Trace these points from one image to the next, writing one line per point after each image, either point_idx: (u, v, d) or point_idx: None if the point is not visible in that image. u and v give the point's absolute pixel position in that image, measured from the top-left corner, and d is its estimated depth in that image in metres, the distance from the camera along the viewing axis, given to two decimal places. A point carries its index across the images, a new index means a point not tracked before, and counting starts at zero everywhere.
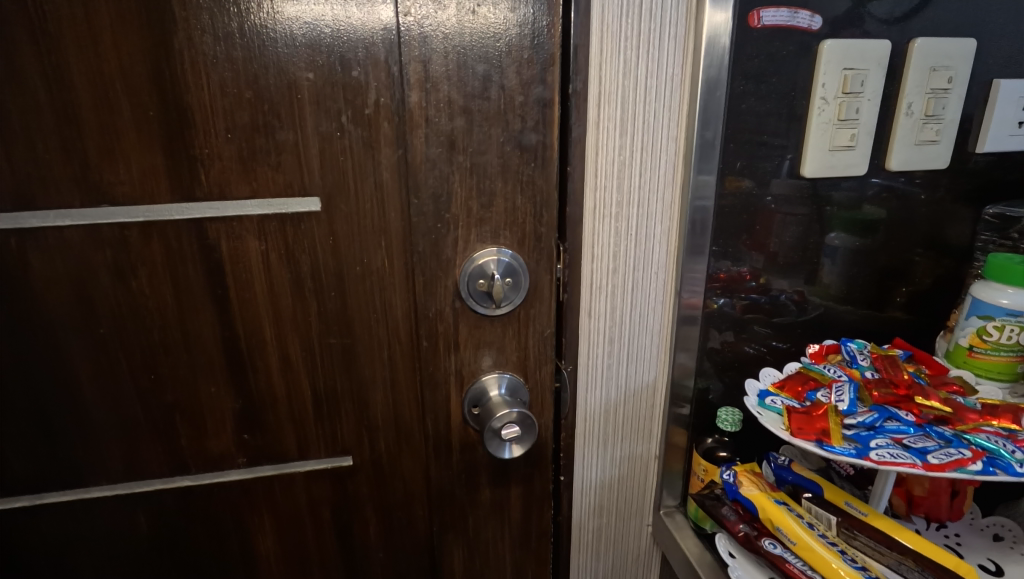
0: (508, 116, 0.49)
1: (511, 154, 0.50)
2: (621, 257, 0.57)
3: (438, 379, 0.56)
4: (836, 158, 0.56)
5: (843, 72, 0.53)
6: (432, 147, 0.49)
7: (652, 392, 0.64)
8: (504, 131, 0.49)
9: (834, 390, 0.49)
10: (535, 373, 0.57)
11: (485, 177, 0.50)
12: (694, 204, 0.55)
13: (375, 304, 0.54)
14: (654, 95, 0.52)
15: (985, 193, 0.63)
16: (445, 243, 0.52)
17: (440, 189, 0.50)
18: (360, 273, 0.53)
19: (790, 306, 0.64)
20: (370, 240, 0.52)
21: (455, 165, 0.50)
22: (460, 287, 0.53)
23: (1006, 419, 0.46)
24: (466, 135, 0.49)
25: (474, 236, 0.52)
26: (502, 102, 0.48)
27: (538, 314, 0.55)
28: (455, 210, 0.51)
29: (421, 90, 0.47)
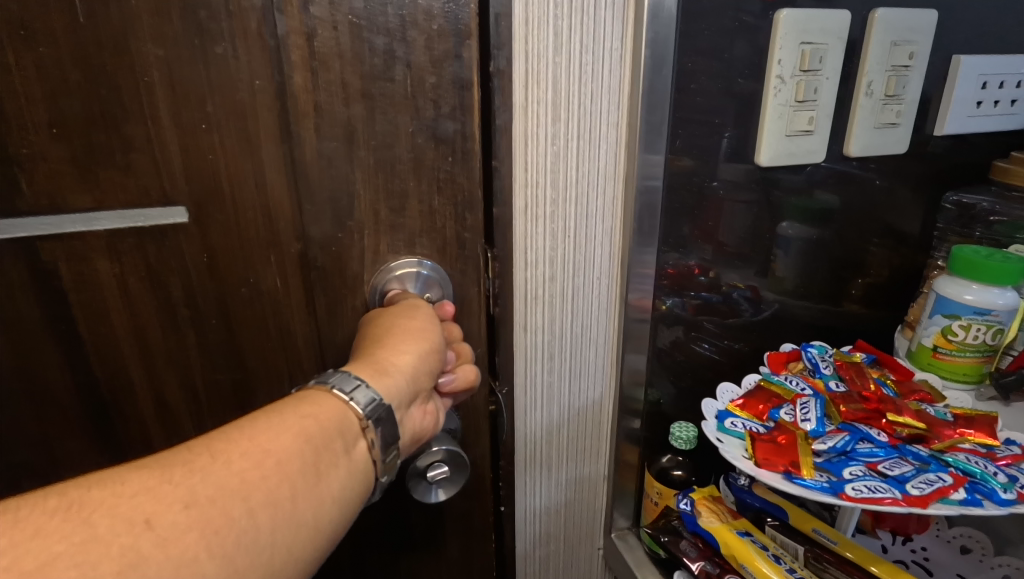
0: (418, 101, 0.40)
1: (425, 146, 0.41)
2: (560, 260, 0.49)
3: None
4: (793, 144, 0.51)
5: (800, 47, 0.47)
6: (326, 139, 0.40)
7: (599, 409, 0.57)
8: (414, 118, 0.40)
9: (799, 408, 0.44)
10: (467, 398, 0.50)
11: (395, 174, 0.42)
12: (642, 185, 0.48)
13: (270, 330, 0.45)
14: (593, 72, 0.44)
15: (941, 179, 0.59)
16: (350, 255, 0.43)
17: (339, 190, 0.41)
18: (247, 295, 0.43)
19: (743, 305, 0.58)
20: (257, 255, 0.42)
21: (357, 161, 0.41)
22: (371, 307, 0.45)
23: (984, 433, 0.42)
24: (367, 125, 0.40)
25: (385, 244, 0.44)
26: (410, 83, 0.40)
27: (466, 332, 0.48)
28: (360, 215, 0.42)
29: (307, 70, 0.38)
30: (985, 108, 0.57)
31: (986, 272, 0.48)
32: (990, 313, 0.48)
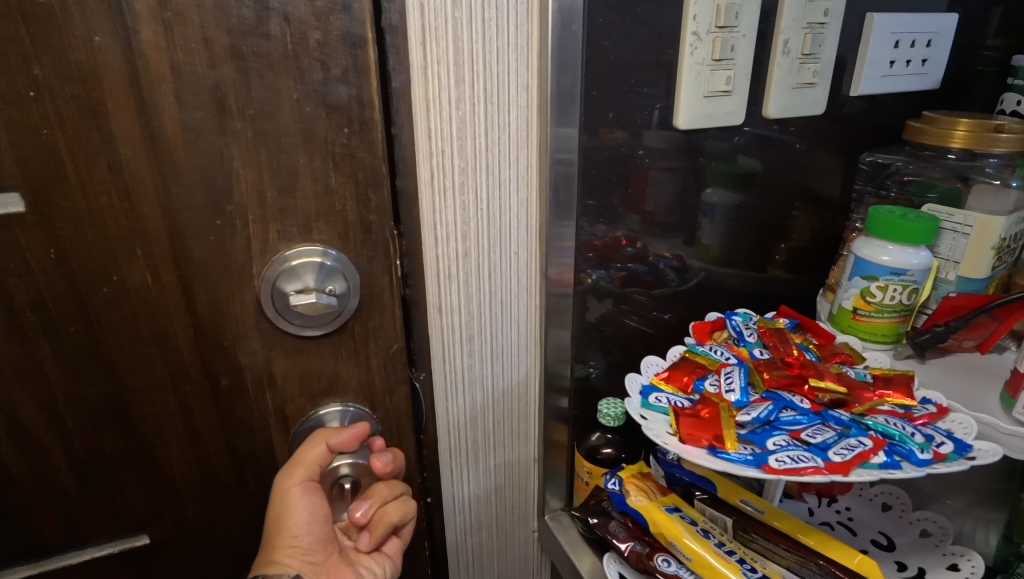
0: (302, 62, 0.34)
1: (314, 116, 0.36)
2: (473, 237, 0.46)
3: (253, 425, 0.43)
4: (711, 106, 0.48)
5: (716, 2, 0.44)
6: (192, 108, 0.33)
7: (524, 390, 0.55)
8: (299, 82, 0.35)
9: (723, 378, 0.43)
10: (386, 400, 0.46)
11: (281, 147, 0.36)
12: (555, 159, 0.45)
13: (144, 336, 0.39)
14: (499, 32, 0.40)
15: (858, 141, 0.59)
16: (234, 245, 0.37)
17: (213, 168, 0.35)
18: (110, 296, 0.37)
19: (670, 275, 0.57)
20: (121, 250, 0.36)
21: (231, 135, 0.35)
22: (263, 302, 0.39)
23: (902, 393, 0.41)
24: (241, 90, 0.34)
25: (274, 233, 0.38)
26: (289, 40, 0.34)
27: (377, 322, 0.43)
28: (241, 198, 0.36)
29: (156, 22, 0.31)
30: (898, 69, 0.57)
31: (902, 232, 0.48)
32: (905, 273, 0.49)
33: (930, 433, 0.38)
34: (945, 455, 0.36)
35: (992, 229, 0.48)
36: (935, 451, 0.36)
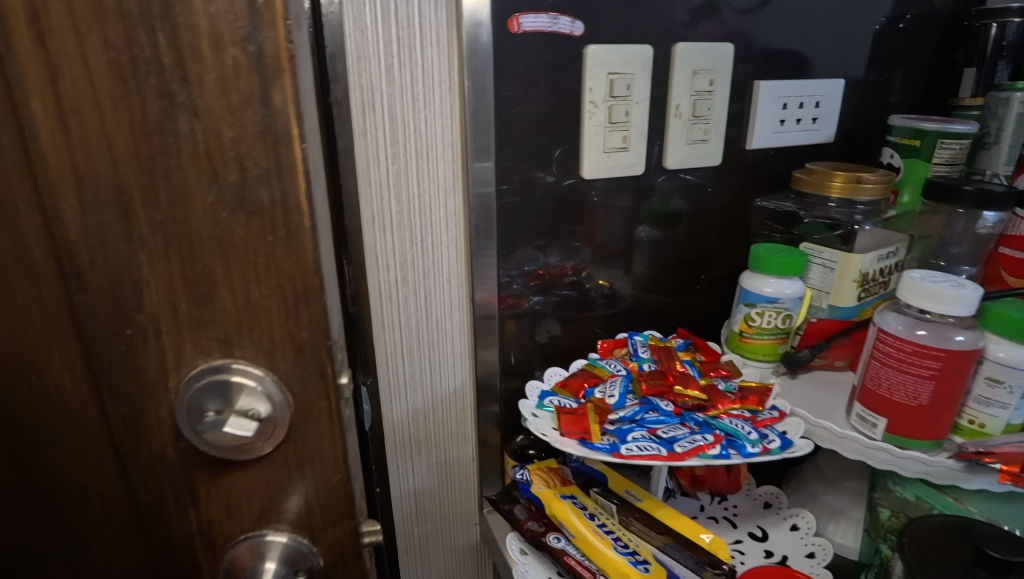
0: (215, 162, 0.27)
1: (231, 221, 0.28)
2: (411, 266, 0.55)
3: (175, 548, 0.35)
4: (612, 159, 0.57)
5: (608, 76, 0.54)
6: (92, 210, 0.28)
7: (462, 397, 0.63)
8: (212, 183, 0.27)
9: (608, 386, 0.52)
10: (327, 533, 0.35)
11: (193, 249, 0.28)
12: (476, 191, 0.54)
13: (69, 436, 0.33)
14: (425, 105, 0.50)
15: (749, 189, 0.67)
16: (142, 357, 0.30)
17: (118, 276, 0.29)
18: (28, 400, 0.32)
19: (598, 301, 0.65)
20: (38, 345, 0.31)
21: (138, 241, 0.28)
22: (180, 418, 0.31)
23: (752, 401, 0.51)
24: (149, 190, 0.27)
25: (190, 345, 0.30)
26: (200, 138, 0.27)
27: (316, 457, 0.33)
28: (151, 307, 0.29)
29: (52, 120, 0.26)
30: (789, 126, 0.66)
31: (777, 266, 0.57)
32: (778, 301, 0.57)
33: (763, 432, 0.47)
34: (770, 449, 0.45)
35: (852, 265, 0.57)
36: (762, 445, 0.46)
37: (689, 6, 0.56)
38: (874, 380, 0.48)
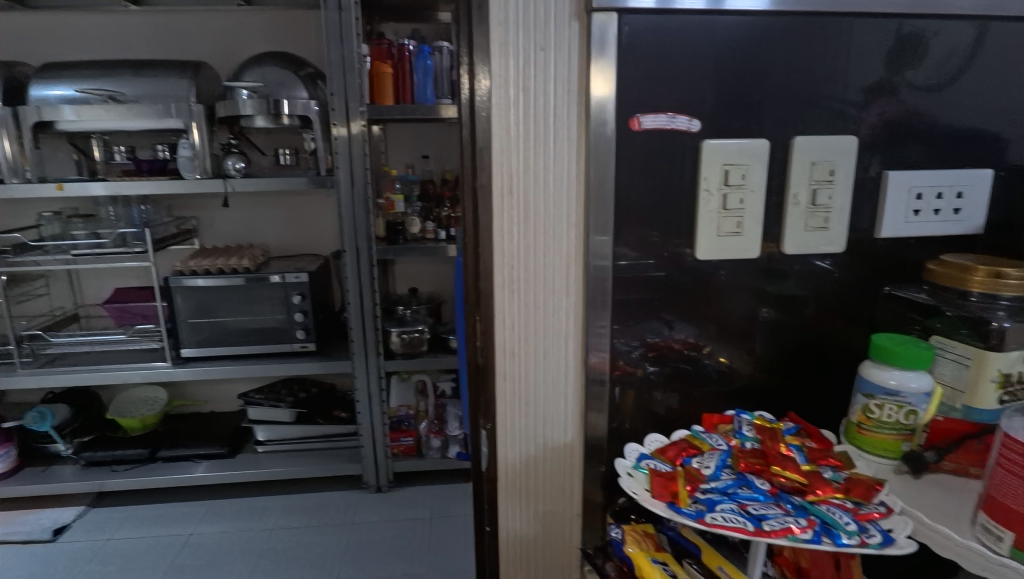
0: None
1: None
2: (532, 327, 0.62)
3: None
4: (725, 243, 0.63)
5: (723, 167, 0.61)
6: None
7: (570, 453, 0.66)
8: None
9: (705, 458, 0.54)
10: None
11: None
12: (595, 263, 0.60)
13: None
14: (553, 189, 0.59)
15: (881, 276, 0.68)
16: None
17: None
18: None
19: (715, 376, 0.69)
20: None
21: None
22: None
23: (858, 493, 0.49)
24: None
25: None
26: None
27: None
28: None
29: None
30: (926, 217, 0.66)
31: (900, 357, 0.55)
32: (899, 393, 0.55)
33: (864, 526, 0.46)
34: (869, 543, 0.44)
35: (988, 364, 0.55)
36: (860, 538, 0.44)
37: (810, 105, 0.63)
38: (999, 488, 0.45)
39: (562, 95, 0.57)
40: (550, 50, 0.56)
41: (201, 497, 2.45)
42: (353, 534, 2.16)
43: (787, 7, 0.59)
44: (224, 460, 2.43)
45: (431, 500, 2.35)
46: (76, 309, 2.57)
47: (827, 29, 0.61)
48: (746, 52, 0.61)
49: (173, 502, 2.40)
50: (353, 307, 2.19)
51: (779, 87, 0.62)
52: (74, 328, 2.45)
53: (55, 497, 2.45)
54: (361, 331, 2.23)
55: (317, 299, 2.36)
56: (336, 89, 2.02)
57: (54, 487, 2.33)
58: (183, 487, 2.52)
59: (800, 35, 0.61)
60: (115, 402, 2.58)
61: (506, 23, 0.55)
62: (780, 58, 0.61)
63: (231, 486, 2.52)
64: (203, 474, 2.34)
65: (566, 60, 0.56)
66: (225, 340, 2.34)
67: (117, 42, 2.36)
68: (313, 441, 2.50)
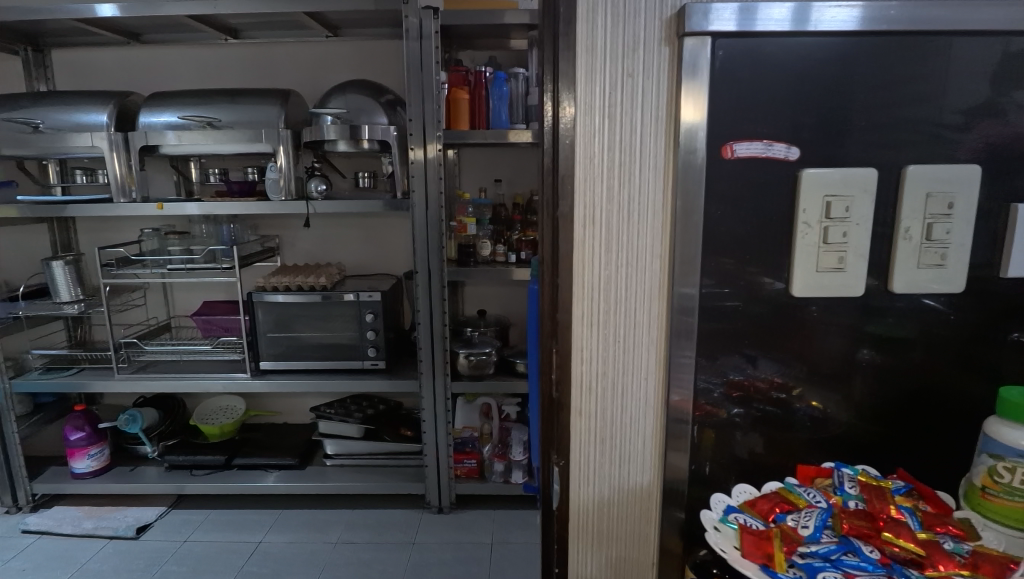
0: None
1: None
2: (611, 361, 0.59)
3: None
4: (825, 279, 0.60)
5: (824, 198, 0.58)
6: None
7: (646, 496, 0.63)
8: None
9: (802, 515, 0.49)
10: None
11: None
12: (679, 293, 0.58)
13: None
14: (637, 219, 0.57)
15: (1008, 318, 0.62)
16: None
17: None
18: None
19: (807, 424, 0.65)
20: None
21: None
22: None
23: (987, 571, 0.44)
24: None
25: None
26: None
27: None
28: None
29: None
30: None
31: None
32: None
33: None
34: None
35: None
36: None
37: (918, 133, 0.59)
38: None
39: (649, 123, 0.55)
40: (638, 77, 0.55)
41: (271, 507, 2.53)
42: (414, 554, 2.16)
43: (880, 26, 0.55)
44: (294, 471, 2.50)
45: (492, 526, 2.32)
46: (168, 319, 2.74)
47: (929, 48, 0.57)
48: (833, 71, 0.57)
49: (245, 510, 2.48)
50: (423, 327, 2.23)
51: (864, 108, 0.58)
52: (167, 338, 2.61)
53: (140, 497, 2.59)
54: (429, 352, 2.26)
55: (388, 318, 2.42)
56: (414, 115, 2.08)
57: (141, 487, 2.47)
58: (254, 496, 2.61)
59: (906, 52, 0.57)
60: (198, 409, 2.72)
61: (592, 49, 0.54)
62: (883, 80, 0.58)
63: (299, 498, 2.58)
64: (274, 484, 2.42)
65: (655, 87, 0.55)
66: (300, 355, 2.42)
67: (216, 73, 2.54)
68: (379, 458, 2.53)
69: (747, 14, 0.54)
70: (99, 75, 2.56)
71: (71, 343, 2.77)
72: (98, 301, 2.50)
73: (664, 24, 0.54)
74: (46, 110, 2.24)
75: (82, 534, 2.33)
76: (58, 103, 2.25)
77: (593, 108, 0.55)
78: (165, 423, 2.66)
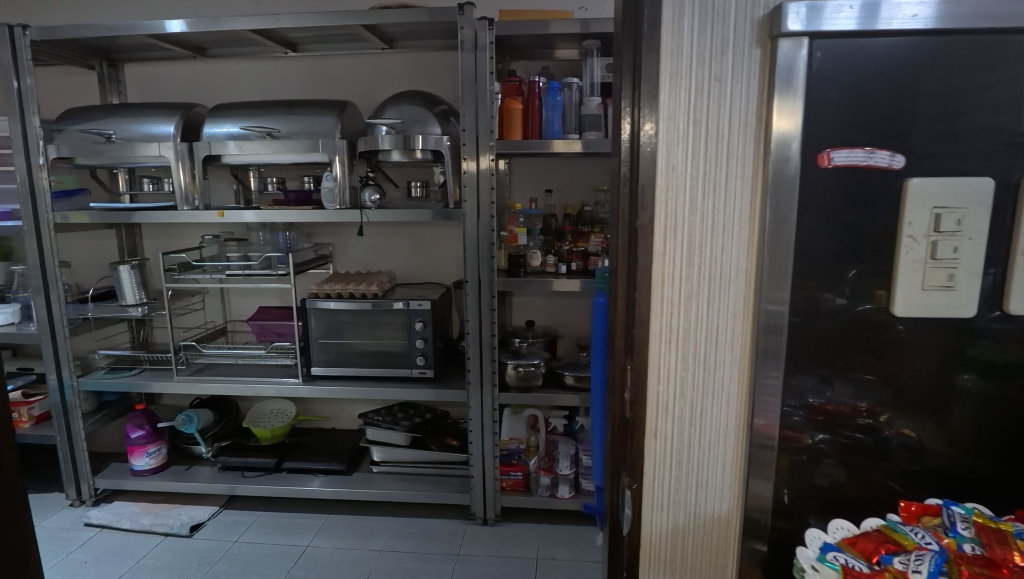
0: None
1: None
2: (690, 380, 0.56)
3: None
4: (930, 297, 0.58)
5: (933, 211, 0.57)
6: None
7: (725, 525, 0.59)
8: None
9: (912, 558, 0.52)
10: None
11: None
12: (765, 308, 0.54)
13: None
14: (722, 231, 0.54)
15: None
16: None
17: None
18: None
19: (901, 453, 0.63)
20: None
21: None
22: None
23: None
24: None
25: None
26: None
27: None
28: None
29: None
30: None
31: None
32: None
33: None
34: None
35: None
36: None
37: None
38: None
39: (737, 129, 0.52)
40: (726, 80, 0.52)
41: (318, 511, 2.56)
42: (459, 565, 2.14)
43: (950, 25, 0.54)
44: (341, 476, 2.52)
45: (537, 540, 2.29)
46: (224, 323, 2.82)
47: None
48: (931, 82, 0.56)
49: (293, 514, 2.52)
50: (472, 336, 2.23)
51: (963, 119, 0.57)
52: (223, 342, 2.68)
53: (194, 496, 2.66)
54: (478, 361, 2.25)
55: (437, 327, 2.43)
56: (468, 125, 2.09)
57: (195, 487, 2.53)
58: (302, 500, 2.64)
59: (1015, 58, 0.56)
60: (250, 412, 2.78)
61: (678, 51, 0.51)
62: (988, 91, 0.56)
63: (345, 503, 2.60)
64: (320, 489, 2.44)
65: (745, 91, 0.52)
66: (349, 361, 2.45)
67: (276, 85, 2.61)
68: (425, 467, 2.53)
69: (825, 15, 0.53)
70: (167, 88, 2.67)
71: (134, 344, 2.87)
72: (160, 305, 2.59)
73: (756, 24, 0.51)
74: (118, 121, 2.35)
75: (139, 530, 2.40)
76: (129, 114, 2.35)
77: (678, 114, 0.52)
78: (219, 425, 2.73)
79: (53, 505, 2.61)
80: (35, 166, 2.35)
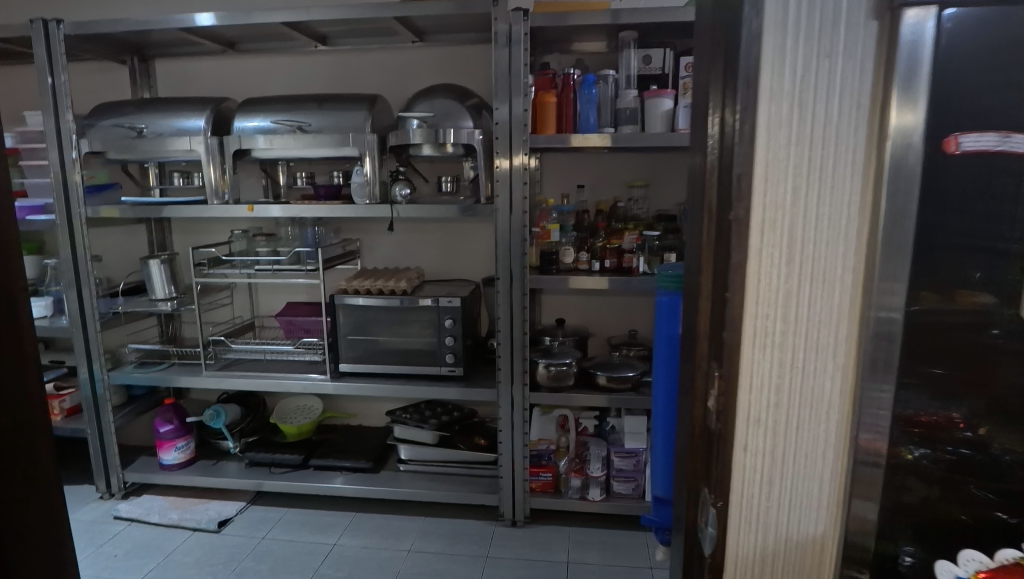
0: None
1: None
2: (786, 390, 0.52)
3: None
4: None
5: None
6: None
7: (821, 547, 0.55)
8: None
9: None
10: None
11: None
12: (877, 315, 0.49)
13: None
14: (828, 225, 0.49)
15: None
16: None
17: None
18: None
19: (1012, 471, 0.57)
20: None
21: None
22: None
23: None
24: None
25: None
26: None
27: None
28: None
29: None
30: None
31: None
32: None
33: None
34: None
35: None
36: None
37: None
38: None
39: (848, 113, 0.47)
40: (838, 57, 0.47)
41: (344, 509, 2.54)
42: (489, 567, 2.11)
43: None
44: (368, 474, 2.50)
45: (568, 543, 2.24)
46: (252, 319, 2.81)
47: None
48: None
49: (320, 511, 2.50)
50: (503, 335, 2.19)
51: None
52: (250, 337, 2.67)
53: (221, 491, 2.66)
54: (509, 360, 2.22)
55: (466, 325, 2.39)
56: (502, 119, 2.04)
57: (222, 483, 2.52)
58: (328, 498, 2.63)
59: None
60: (277, 408, 2.77)
61: (784, 25, 0.46)
62: None
63: (371, 502, 2.58)
64: (348, 487, 2.42)
65: (858, 69, 0.47)
66: (378, 358, 2.42)
67: (304, 79, 2.59)
68: (452, 466, 2.50)
69: None
70: (196, 83, 2.66)
71: (163, 339, 2.88)
72: (189, 300, 2.58)
73: None
74: (149, 116, 2.34)
75: (168, 525, 2.40)
76: (160, 109, 2.34)
77: (781, 94, 0.47)
78: (246, 420, 2.72)
79: (84, 498, 2.62)
80: (68, 161, 2.35)
